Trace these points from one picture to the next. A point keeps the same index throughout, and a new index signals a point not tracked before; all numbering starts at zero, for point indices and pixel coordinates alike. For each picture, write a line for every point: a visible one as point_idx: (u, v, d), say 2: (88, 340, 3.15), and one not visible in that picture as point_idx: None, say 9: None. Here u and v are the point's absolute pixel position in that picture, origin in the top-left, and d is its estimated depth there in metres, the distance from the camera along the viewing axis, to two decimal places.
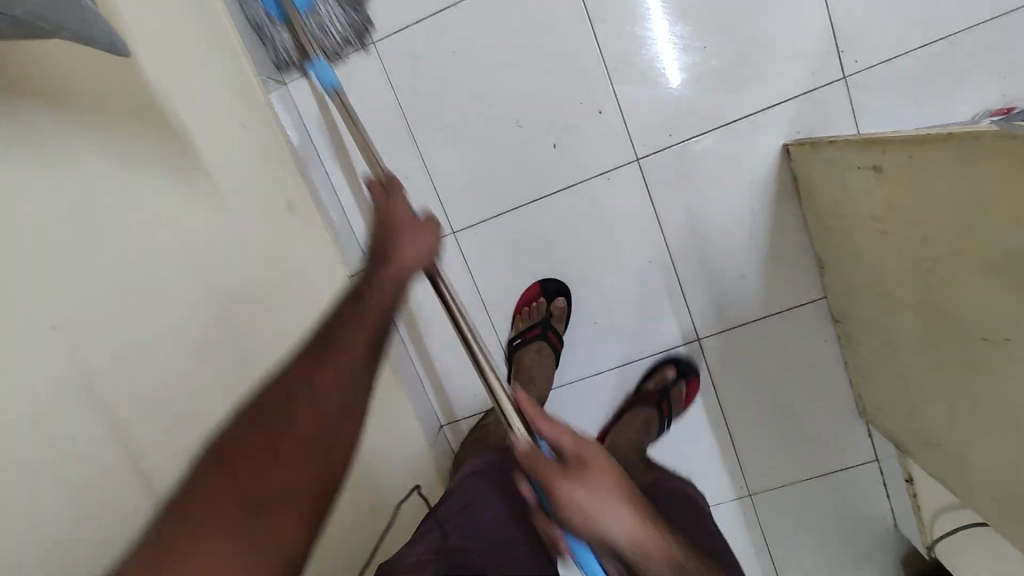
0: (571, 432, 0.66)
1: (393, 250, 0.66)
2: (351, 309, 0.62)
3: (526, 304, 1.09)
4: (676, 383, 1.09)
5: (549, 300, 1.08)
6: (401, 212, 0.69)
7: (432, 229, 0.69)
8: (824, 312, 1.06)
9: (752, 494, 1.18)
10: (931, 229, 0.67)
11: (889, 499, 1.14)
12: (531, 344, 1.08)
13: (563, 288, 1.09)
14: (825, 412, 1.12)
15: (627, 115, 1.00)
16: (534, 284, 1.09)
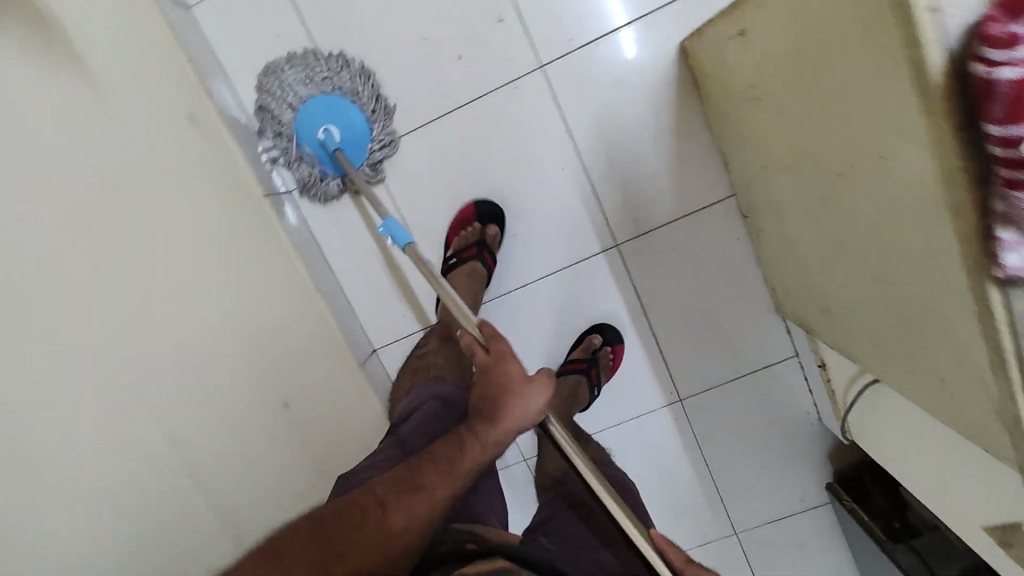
0: (499, 352, 0.70)
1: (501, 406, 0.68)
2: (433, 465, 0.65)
3: (461, 226, 1.10)
4: (602, 349, 1.15)
5: (484, 224, 1.09)
6: (504, 379, 0.69)
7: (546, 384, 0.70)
8: (733, 210, 1.09)
9: (683, 400, 1.21)
10: (786, 77, 0.70)
11: (811, 393, 1.18)
12: (464, 266, 1.08)
13: (496, 211, 1.10)
14: (743, 311, 1.15)
15: (527, 22, 1.03)
16: (469, 205, 1.10)
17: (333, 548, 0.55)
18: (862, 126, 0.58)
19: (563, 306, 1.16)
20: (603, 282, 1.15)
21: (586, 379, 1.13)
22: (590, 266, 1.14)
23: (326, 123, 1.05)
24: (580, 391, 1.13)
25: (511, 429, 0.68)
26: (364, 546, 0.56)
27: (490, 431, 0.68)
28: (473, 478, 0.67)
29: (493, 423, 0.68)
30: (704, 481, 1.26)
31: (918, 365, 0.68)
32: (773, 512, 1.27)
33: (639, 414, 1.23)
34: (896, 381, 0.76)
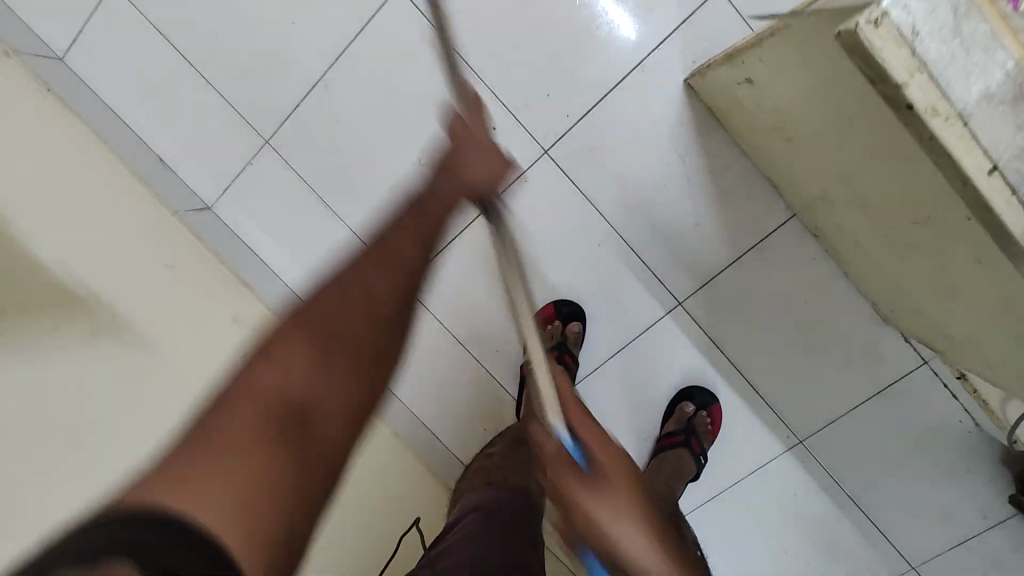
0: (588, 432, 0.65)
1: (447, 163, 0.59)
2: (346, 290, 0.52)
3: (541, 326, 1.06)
4: (697, 417, 1.05)
5: (565, 323, 1.05)
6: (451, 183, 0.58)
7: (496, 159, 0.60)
8: (799, 230, 0.96)
9: (804, 441, 1.09)
10: (814, 126, 0.63)
11: (958, 400, 1.00)
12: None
13: (577, 310, 1.06)
14: (845, 331, 1.01)
15: (518, 115, 0.99)
16: (549, 305, 1.07)
17: (303, 389, 0.47)
18: (931, 186, 0.51)
19: (642, 376, 1.09)
20: (678, 343, 1.06)
21: (688, 450, 1.06)
22: (660, 332, 1.06)
23: None
24: (686, 464, 1.06)
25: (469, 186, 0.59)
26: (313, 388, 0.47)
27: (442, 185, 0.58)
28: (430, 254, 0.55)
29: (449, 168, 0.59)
30: (857, 520, 1.11)
31: None
32: (950, 542, 1.08)
33: (759, 465, 1.11)
34: None
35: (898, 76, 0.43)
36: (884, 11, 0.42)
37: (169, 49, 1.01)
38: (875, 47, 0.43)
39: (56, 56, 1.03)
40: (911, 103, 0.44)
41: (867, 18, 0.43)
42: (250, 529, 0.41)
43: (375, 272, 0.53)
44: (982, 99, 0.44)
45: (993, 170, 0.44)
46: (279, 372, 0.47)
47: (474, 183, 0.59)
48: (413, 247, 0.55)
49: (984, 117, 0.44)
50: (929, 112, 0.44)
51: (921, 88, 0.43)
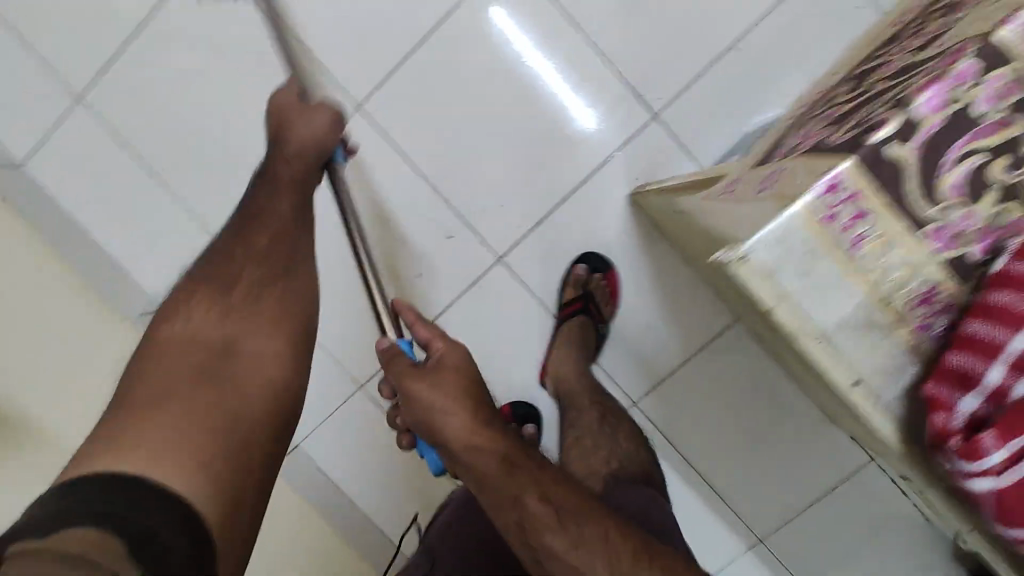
0: (441, 335, 0.66)
1: (286, 128, 0.67)
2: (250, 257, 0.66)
3: None
4: None
5: (521, 425, 1.03)
6: (292, 149, 0.66)
7: (323, 112, 0.67)
8: (743, 331, 1.01)
9: (764, 539, 1.08)
10: None
11: (906, 495, 1.02)
12: None
13: (532, 410, 1.05)
14: (793, 429, 1.04)
15: (474, 225, 1.02)
16: (505, 405, 1.06)
17: (202, 417, 0.55)
18: None
19: None
20: None
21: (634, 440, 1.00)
22: None
23: None
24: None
25: (307, 137, 0.66)
26: (242, 329, 0.62)
27: (286, 162, 0.67)
28: (302, 184, 0.68)
29: (279, 150, 0.67)
30: None
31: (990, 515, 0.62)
32: None
33: (723, 566, 1.10)
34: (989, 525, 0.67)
35: (767, 302, 0.47)
36: (747, 253, 0.46)
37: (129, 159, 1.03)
38: (743, 279, 0.46)
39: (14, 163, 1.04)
40: (782, 324, 0.47)
41: (733, 256, 0.46)
42: (168, 462, 0.50)
43: (272, 200, 0.68)
44: (841, 323, 0.47)
45: (856, 383, 0.48)
46: (179, 324, 0.61)
47: (307, 145, 0.66)
48: (305, 172, 0.68)
49: (844, 339, 0.47)
50: (797, 333, 0.47)
51: (788, 312, 0.47)
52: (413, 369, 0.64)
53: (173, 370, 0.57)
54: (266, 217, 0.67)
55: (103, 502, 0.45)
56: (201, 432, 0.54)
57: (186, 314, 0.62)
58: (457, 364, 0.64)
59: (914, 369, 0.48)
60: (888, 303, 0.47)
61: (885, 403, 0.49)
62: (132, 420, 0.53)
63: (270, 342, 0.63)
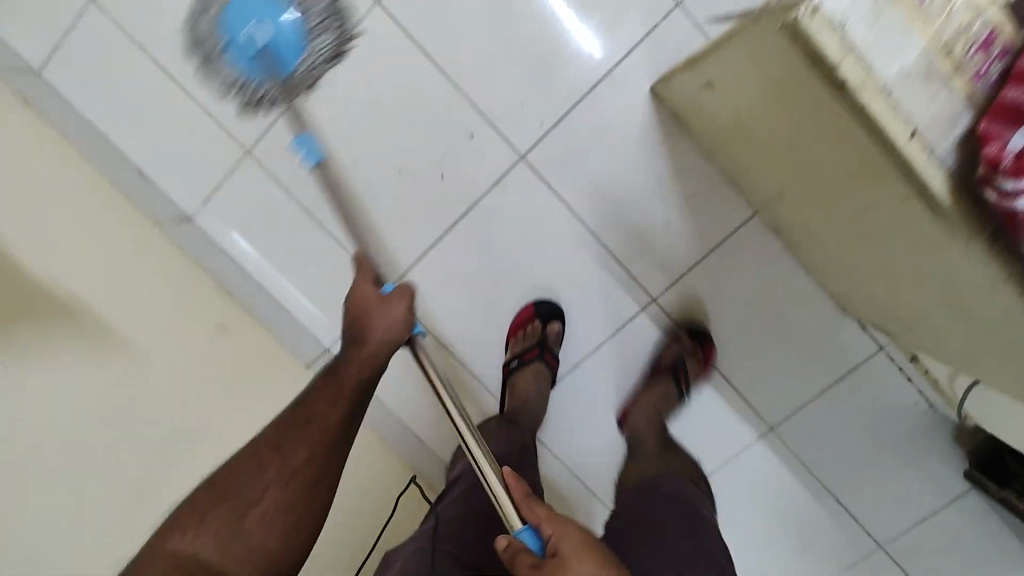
0: (554, 516, 0.58)
1: (362, 324, 0.71)
2: (328, 381, 0.70)
3: (521, 326, 1.08)
4: None
5: (544, 322, 1.07)
6: (362, 355, 0.70)
7: (402, 304, 0.72)
8: (760, 226, 1.03)
9: (774, 428, 1.14)
10: (766, 122, 0.70)
11: (911, 382, 1.07)
12: (527, 366, 1.07)
13: (556, 309, 1.09)
14: (808, 322, 1.07)
15: (495, 124, 1.03)
16: (528, 304, 1.09)
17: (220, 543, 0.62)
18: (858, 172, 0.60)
19: (624, 371, 1.13)
20: (654, 339, 1.11)
21: None
22: (637, 329, 1.11)
23: (246, 20, 0.88)
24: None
25: (375, 343, 0.70)
26: (301, 465, 0.67)
27: (354, 352, 0.70)
28: (362, 385, 0.70)
29: (358, 342, 0.70)
30: (825, 503, 1.17)
31: (1000, 364, 0.65)
32: (913, 521, 1.15)
33: (735, 453, 1.16)
34: (994, 381, 0.72)
35: (832, 56, 0.50)
36: (816, 5, 0.49)
37: (148, 62, 1.03)
38: (809, 32, 0.49)
39: (30, 68, 1.04)
40: (844, 80, 0.50)
41: (803, 10, 0.49)
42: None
43: (317, 404, 0.68)
44: (901, 74, 0.51)
45: (912, 135, 0.51)
46: (185, 541, 0.62)
47: (380, 339, 0.70)
48: (350, 378, 0.70)
49: (903, 91, 0.51)
50: (855, 89, 0.50)
51: (851, 66, 0.50)
52: (536, 563, 0.55)
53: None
54: (334, 401, 0.69)
55: None
56: None
57: (244, 493, 0.65)
58: (582, 547, 0.55)
59: (970, 117, 0.51)
60: (943, 56, 0.51)
61: (943, 160, 0.52)
62: (206, 522, 0.63)
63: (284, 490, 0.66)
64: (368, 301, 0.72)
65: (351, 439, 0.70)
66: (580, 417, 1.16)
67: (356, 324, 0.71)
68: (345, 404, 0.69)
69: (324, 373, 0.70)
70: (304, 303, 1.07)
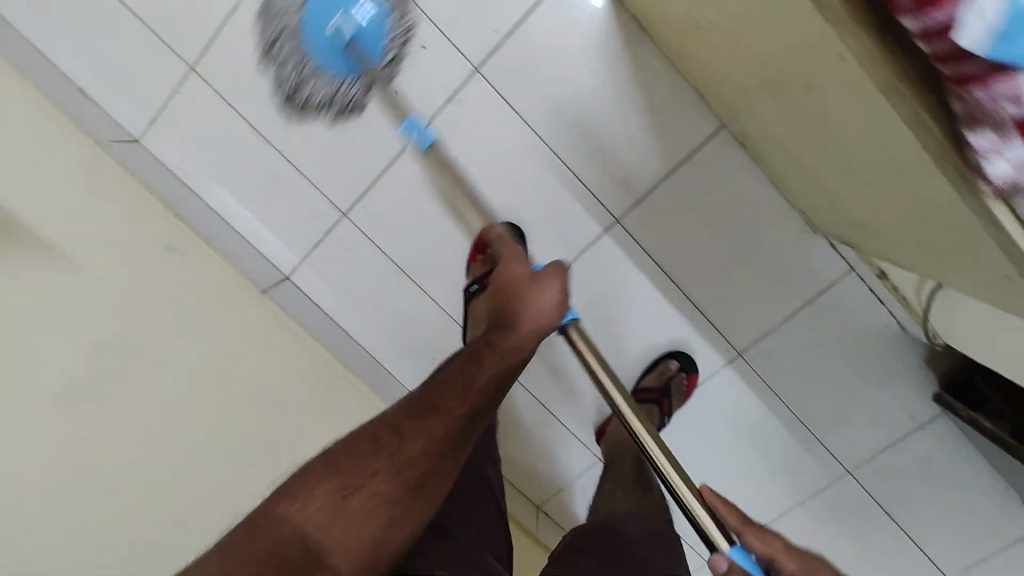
0: (781, 543, 0.73)
1: (517, 310, 0.82)
2: (463, 370, 0.77)
3: (480, 250, 1.06)
4: (677, 375, 1.12)
5: None
6: (511, 342, 0.79)
7: (557, 279, 0.84)
8: (727, 140, 0.99)
9: (743, 353, 1.12)
10: None
11: (882, 302, 1.04)
12: (488, 290, 1.04)
13: (516, 232, 1.06)
14: (777, 242, 1.04)
15: (446, 33, 0.97)
16: (488, 228, 1.06)
17: (331, 512, 0.65)
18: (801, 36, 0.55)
19: (589, 297, 1.12)
20: (617, 261, 1.08)
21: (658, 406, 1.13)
22: (600, 252, 1.08)
23: (335, 12, 0.91)
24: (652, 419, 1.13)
25: (527, 317, 0.81)
26: (418, 453, 0.70)
27: (499, 340, 0.80)
28: (485, 392, 0.76)
29: (514, 327, 0.81)
30: (795, 429, 1.16)
31: (955, 258, 0.62)
32: (882, 445, 1.15)
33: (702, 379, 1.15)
34: (955, 280, 0.68)
35: None
36: None
37: None
38: None
39: None
40: None
41: None
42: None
43: (439, 396, 0.74)
44: None
45: None
46: (297, 510, 0.65)
47: (534, 319, 0.82)
48: (474, 380, 0.76)
49: None
50: None
51: None
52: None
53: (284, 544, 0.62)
54: (457, 400, 0.74)
55: None
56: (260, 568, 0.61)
57: (357, 474, 0.68)
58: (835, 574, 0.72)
59: None
60: None
61: None
62: (330, 478, 0.67)
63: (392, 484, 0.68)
64: (546, 274, 0.84)
65: (477, 428, 0.75)
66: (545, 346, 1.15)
67: (508, 311, 0.82)
68: (470, 401, 0.74)
69: (435, 386, 0.76)
70: (272, 238, 1.12)
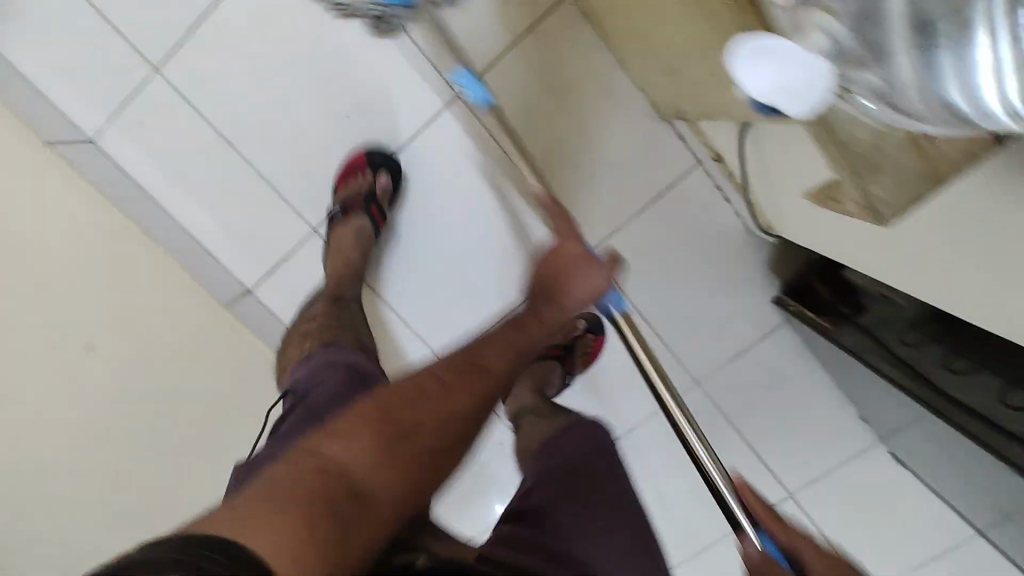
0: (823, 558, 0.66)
1: (561, 288, 0.68)
2: (464, 368, 0.62)
3: (348, 176, 0.99)
4: (583, 338, 1.10)
5: (374, 175, 0.98)
6: (551, 277, 0.68)
7: (602, 267, 0.69)
8: (574, 12, 0.94)
9: (591, 252, 1.08)
10: None
11: (729, 202, 1.03)
12: (349, 222, 0.99)
13: (390, 162, 1.00)
14: (624, 131, 1.00)
15: None
16: (360, 152, 1.00)
17: (351, 451, 0.53)
18: None
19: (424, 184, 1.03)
20: (454, 139, 1.00)
21: (561, 366, 1.10)
22: (438, 127, 1.00)
23: None
24: (552, 374, 1.09)
25: (594, 289, 0.68)
26: (379, 479, 0.53)
27: (552, 313, 0.69)
28: (499, 384, 0.63)
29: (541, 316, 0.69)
30: (646, 337, 1.13)
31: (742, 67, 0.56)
32: (729, 355, 1.14)
33: None
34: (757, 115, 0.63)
35: None
36: None
37: None
38: None
39: None
40: None
41: None
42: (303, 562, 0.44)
43: (488, 350, 0.64)
44: None
45: None
46: (343, 449, 0.53)
47: (589, 297, 0.69)
48: (529, 352, 0.68)
49: None
50: None
51: None
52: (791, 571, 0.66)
53: (278, 521, 0.45)
54: (502, 344, 0.65)
55: (218, 561, 0.40)
56: (272, 523, 0.45)
57: (407, 416, 0.57)
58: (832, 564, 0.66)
59: None
60: None
61: None
62: (246, 525, 0.44)
63: (396, 476, 0.54)
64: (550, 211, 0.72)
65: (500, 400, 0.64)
66: (375, 235, 1.07)
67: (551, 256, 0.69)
68: (519, 355, 0.66)
69: (464, 349, 0.64)
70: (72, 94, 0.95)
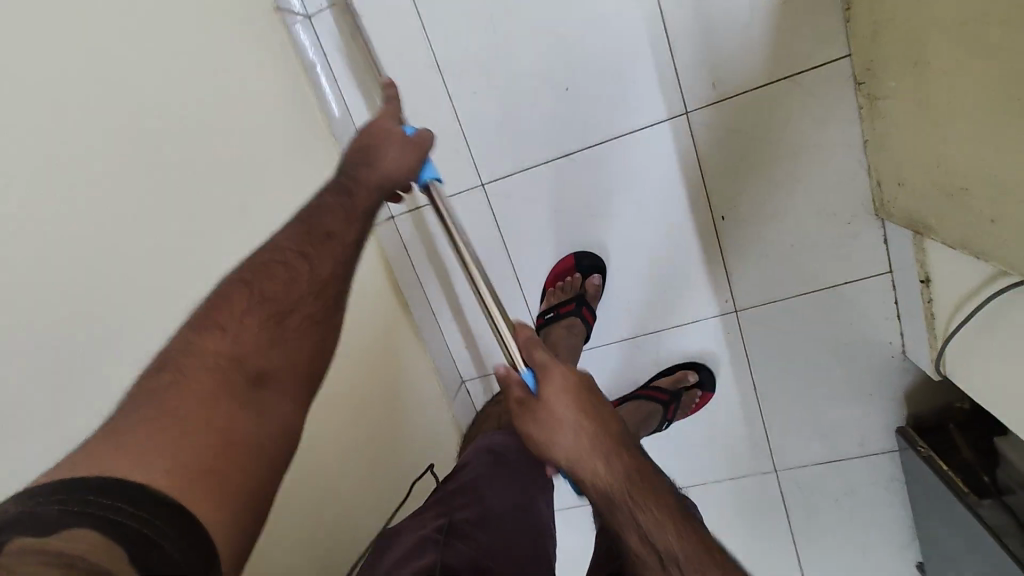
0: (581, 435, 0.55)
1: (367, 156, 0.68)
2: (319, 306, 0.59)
3: (559, 277, 1.04)
4: (690, 390, 1.06)
5: (585, 276, 1.03)
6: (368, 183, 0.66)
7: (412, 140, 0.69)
8: (845, 74, 0.86)
9: (739, 311, 1.03)
10: None
11: (899, 320, 0.97)
12: (562, 319, 1.02)
13: (598, 264, 1.03)
14: (829, 213, 0.94)
15: None
16: (570, 256, 1.04)
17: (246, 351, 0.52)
18: None
19: (607, 183, 0.99)
20: (661, 151, 0.95)
21: (662, 411, 1.04)
22: (649, 135, 0.94)
23: None
24: (652, 421, 1.03)
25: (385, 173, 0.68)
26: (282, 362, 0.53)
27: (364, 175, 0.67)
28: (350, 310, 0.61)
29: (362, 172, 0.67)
30: (748, 411, 1.10)
31: None
32: (821, 460, 1.11)
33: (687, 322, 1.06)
34: None
35: None
36: None
37: None
38: None
39: None
40: None
41: None
42: (185, 486, 0.41)
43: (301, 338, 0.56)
44: None
45: None
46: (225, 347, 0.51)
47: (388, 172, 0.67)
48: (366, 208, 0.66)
49: None
50: None
51: None
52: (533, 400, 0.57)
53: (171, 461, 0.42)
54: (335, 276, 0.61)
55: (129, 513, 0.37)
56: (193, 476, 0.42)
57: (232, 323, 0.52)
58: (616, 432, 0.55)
59: None
60: None
61: None
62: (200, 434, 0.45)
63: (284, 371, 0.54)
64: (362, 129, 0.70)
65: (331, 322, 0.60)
66: (529, 213, 1.03)
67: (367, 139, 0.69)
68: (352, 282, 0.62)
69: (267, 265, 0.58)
70: None
